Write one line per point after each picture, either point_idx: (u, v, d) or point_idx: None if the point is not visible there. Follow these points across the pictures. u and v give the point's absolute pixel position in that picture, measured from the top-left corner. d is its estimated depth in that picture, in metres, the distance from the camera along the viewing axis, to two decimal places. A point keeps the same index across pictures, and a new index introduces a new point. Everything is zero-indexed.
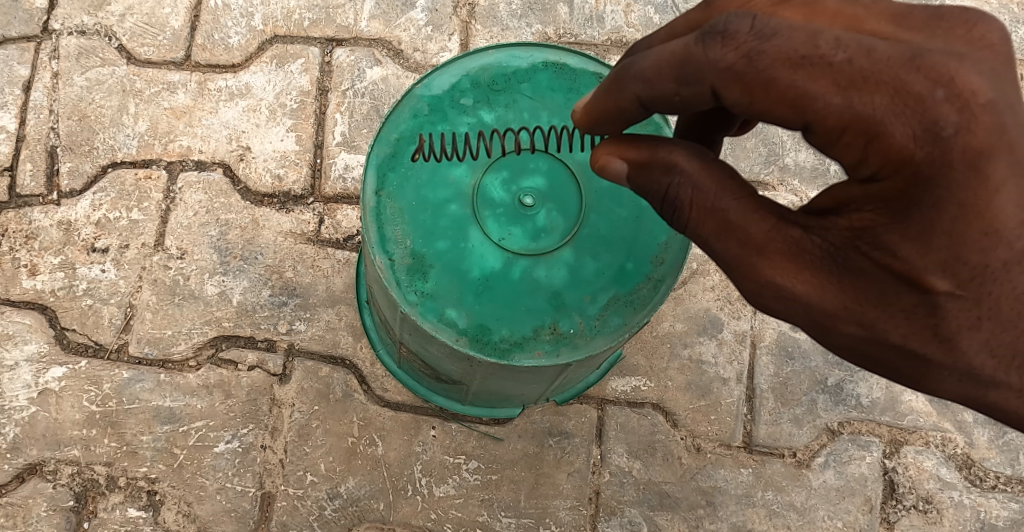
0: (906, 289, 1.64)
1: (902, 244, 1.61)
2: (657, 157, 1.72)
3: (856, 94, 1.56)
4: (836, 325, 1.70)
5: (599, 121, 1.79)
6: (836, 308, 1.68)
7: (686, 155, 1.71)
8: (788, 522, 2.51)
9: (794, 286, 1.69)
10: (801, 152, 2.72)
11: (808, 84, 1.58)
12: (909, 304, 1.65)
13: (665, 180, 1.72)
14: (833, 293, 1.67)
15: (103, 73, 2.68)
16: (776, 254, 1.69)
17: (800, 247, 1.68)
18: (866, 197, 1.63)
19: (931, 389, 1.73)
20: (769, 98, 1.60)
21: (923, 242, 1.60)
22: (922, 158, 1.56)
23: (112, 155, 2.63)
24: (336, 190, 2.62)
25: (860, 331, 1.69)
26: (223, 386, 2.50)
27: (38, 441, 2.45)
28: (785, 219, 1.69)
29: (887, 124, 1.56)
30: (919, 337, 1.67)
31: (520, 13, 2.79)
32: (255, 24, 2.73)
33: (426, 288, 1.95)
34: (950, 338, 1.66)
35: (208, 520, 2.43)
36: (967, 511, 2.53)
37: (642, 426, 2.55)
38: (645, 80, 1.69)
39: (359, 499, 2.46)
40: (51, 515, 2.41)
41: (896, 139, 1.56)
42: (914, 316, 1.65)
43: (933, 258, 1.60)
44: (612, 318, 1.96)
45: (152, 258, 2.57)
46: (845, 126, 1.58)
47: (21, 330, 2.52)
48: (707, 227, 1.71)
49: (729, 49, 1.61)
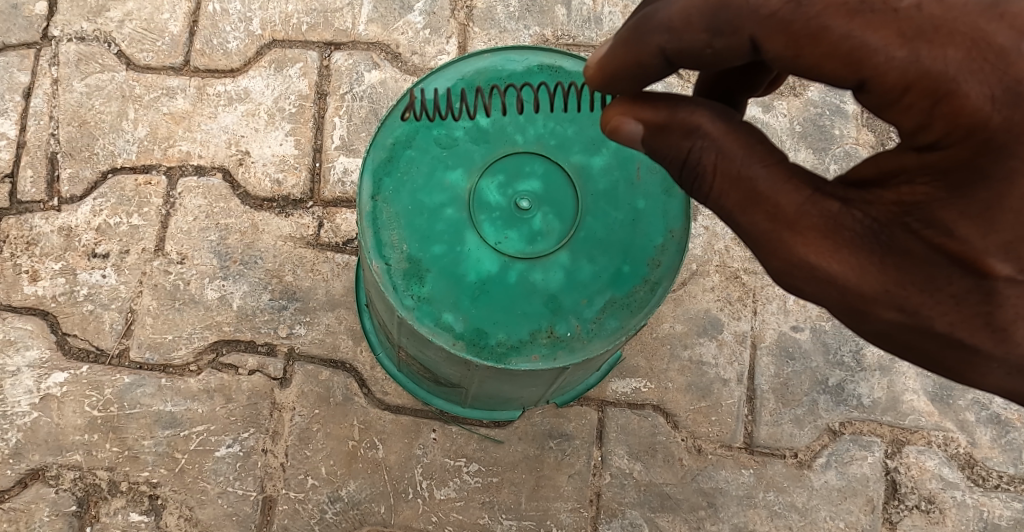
0: (959, 272, 1.64)
1: (961, 221, 1.61)
2: (676, 119, 1.70)
3: (923, 46, 1.55)
4: (875, 309, 1.69)
5: (614, 78, 1.75)
6: (875, 291, 1.67)
7: (709, 116, 1.69)
8: (789, 523, 2.51)
9: (830, 267, 1.68)
10: (800, 152, 2.72)
11: (866, 34, 1.56)
12: (960, 289, 1.65)
13: (687, 144, 1.70)
14: (873, 274, 1.66)
15: (103, 79, 2.69)
16: (809, 230, 1.67)
17: (837, 223, 1.67)
18: (921, 167, 1.62)
19: (974, 381, 1.73)
20: (818, 50, 1.59)
21: (984, 222, 1.60)
22: (998, 123, 1.55)
23: (112, 161, 2.63)
24: (336, 194, 2.63)
25: (901, 317, 1.69)
26: (223, 390, 2.51)
27: (40, 447, 2.46)
28: (820, 192, 1.68)
29: (959, 82, 1.54)
30: (968, 325, 1.66)
31: (517, 15, 2.79)
32: (253, 29, 2.74)
33: (423, 293, 1.95)
34: (1003, 328, 1.65)
35: (209, 524, 2.44)
36: (970, 511, 2.53)
37: (642, 428, 2.55)
38: (673, 30, 1.67)
39: (359, 503, 2.46)
40: (54, 520, 2.42)
41: (971, 100, 1.54)
42: (965, 303, 1.65)
43: (995, 240, 1.60)
44: (609, 321, 1.96)
45: (153, 262, 2.58)
46: (909, 84, 1.56)
47: (23, 336, 2.52)
48: (732, 198, 1.70)
49: None
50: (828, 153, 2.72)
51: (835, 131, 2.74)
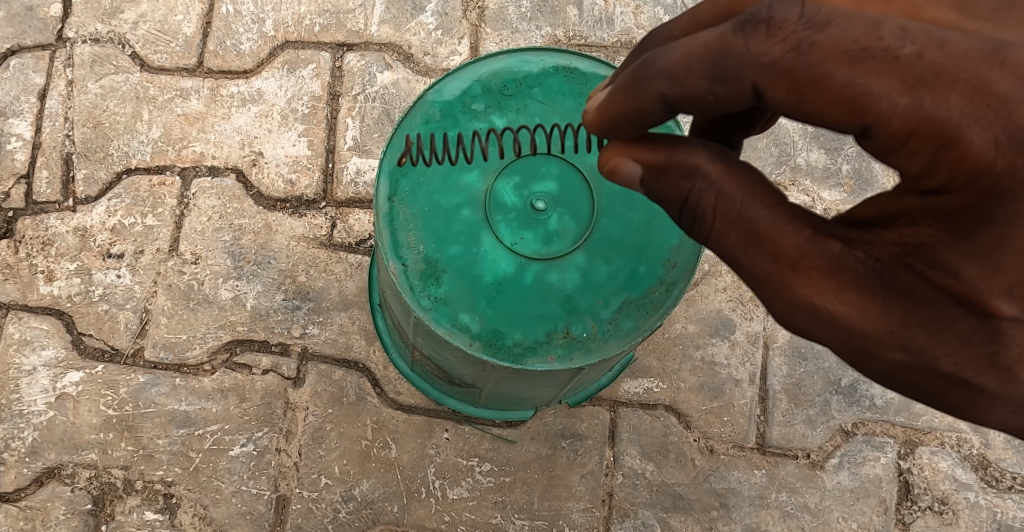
0: (964, 313, 1.61)
1: (965, 264, 1.58)
2: (674, 160, 1.70)
3: (925, 93, 1.52)
4: (879, 350, 1.66)
5: (615, 123, 1.73)
6: (880, 332, 1.64)
7: (708, 157, 1.68)
8: (802, 524, 2.51)
9: (834, 308, 1.66)
10: (813, 152, 2.72)
11: (869, 81, 1.53)
12: (965, 330, 1.61)
13: (685, 185, 1.69)
14: (877, 315, 1.64)
15: (117, 81, 2.70)
16: (812, 270, 1.66)
17: (840, 264, 1.65)
18: (924, 210, 1.60)
19: (977, 419, 1.69)
20: (821, 97, 1.56)
21: (989, 263, 1.57)
22: (1002, 169, 1.52)
23: (127, 162, 2.65)
24: (348, 195, 2.64)
25: (905, 357, 1.66)
26: (237, 390, 2.52)
27: (57, 445, 2.48)
28: (822, 232, 1.67)
29: (962, 128, 1.52)
30: (974, 366, 1.63)
31: (529, 16, 2.79)
32: (267, 30, 2.75)
33: (439, 293, 1.95)
34: (1008, 368, 1.62)
35: (223, 523, 2.45)
36: (984, 512, 2.52)
37: (655, 428, 2.55)
38: (673, 77, 1.64)
39: (373, 502, 2.47)
40: (70, 518, 2.44)
41: (974, 146, 1.52)
42: (969, 343, 1.62)
43: (999, 281, 1.57)
44: (624, 322, 1.96)
45: (167, 263, 2.59)
46: (912, 129, 1.54)
47: (39, 336, 2.54)
48: (733, 239, 1.68)
49: (776, 42, 1.56)
50: (842, 153, 2.72)
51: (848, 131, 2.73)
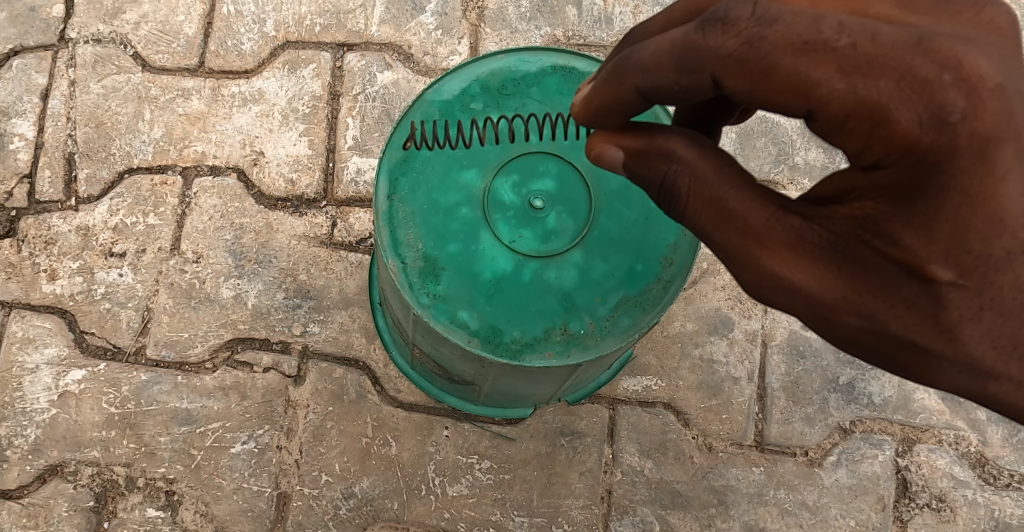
0: (908, 278, 1.60)
1: (905, 231, 1.59)
2: (654, 146, 1.71)
3: (859, 79, 1.54)
4: (836, 316, 1.66)
5: (598, 113, 1.74)
6: (835, 298, 1.65)
7: (684, 142, 1.70)
8: (800, 521, 2.52)
9: (795, 277, 1.66)
10: (811, 151, 2.73)
11: (811, 70, 1.55)
12: (910, 294, 1.61)
13: (663, 168, 1.70)
14: (832, 282, 1.64)
15: (119, 81, 2.72)
16: (774, 242, 1.66)
17: (800, 236, 1.66)
18: (869, 185, 1.62)
19: (930, 382, 1.68)
20: (769, 85, 1.58)
21: (926, 230, 1.57)
22: (928, 144, 1.53)
23: (129, 161, 2.67)
24: (349, 194, 2.66)
25: (860, 322, 1.65)
26: (239, 387, 2.54)
27: (59, 443, 2.49)
28: (783, 206, 1.67)
29: (890, 109, 1.53)
30: (919, 329, 1.63)
31: (528, 16, 2.80)
32: (267, 30, 2.77)
33: (438, 290, 1.97)
34: (951, 329, 1.61)
35: (225, 520, 2.47)
36: (981, 509, 2.53)
37: (654, 425, 2.57)
38: (647, 71, 1.66)
39: (373, 499, 2.49)
40: (72, 515, 2.46)
41: (901, 125, 1.53)
42: (915, 307, 1.62)
43: (936, 247, 1.57)
44: (622, 319, 1.98)
45: (169, 262, 2.61)
46: (849, 113, 1.55)
47: (41, 334, 2.56)
48: (706, 216, 1.69)
49: (730, 36, 1.58)
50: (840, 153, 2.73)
51: None
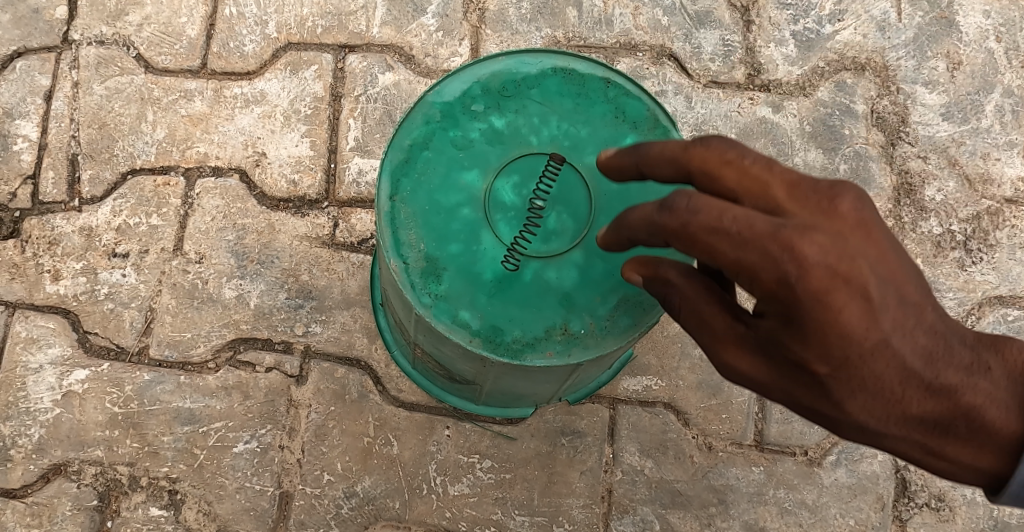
0: (798, 368, 1.74)
1: (783, 332, 1.71)
2: (656, 270, 1.84)
3: (697, 252, 1.69)
4: (769, 394, 1.82)
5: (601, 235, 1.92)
6: (764, 382, 1.80)
7: (677, 268, 1.82)
8: (799, 520, 2.53)
9: (737, 366, 1.81)
10: (810, 152, 2.75)
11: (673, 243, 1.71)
12: (807, 381, 1.75)
13: (661, 291, 1.84)
14: (759, 369, 1.79)
15: (122, 82, 2.73)
16: (716, 343, 1.80)
17: (729, 335, 1.79)
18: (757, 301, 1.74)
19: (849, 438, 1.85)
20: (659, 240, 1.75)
21: (795, 330, 1.69)
22: (755, 265, 1.65)
23: (132, 162, 2.68)
24: (350, 195, 2.67)
25: (788, 401, 1.81)
26: (241, 387, 2.55)
27: (63, 443, 2.51)
28: (723, 305, 1.80)
29: (715, 253, 1.66)
30: (822, 405, 1.77)
31: (529, 17, 2.81)
32: (269, 32, 2.78)
33: (440, 290, 1.98)
34: (842, 406, 1.76)
35: (227, 519, 2.49)
36: (980, 508, 2.54)
37: (654, 425, 2.58)
38: (617, 227, 1.83)
39: (375, 498, 2.51)
40: (76, 514, 2.48)
41: (727, 258, 1.66)
42: (812, 389, 1.76)
43: (807, 348, 1.69)
44: (622, 318, 1.99)
45: (172, 262, 2.62)
46: (691, 247, 1.69)
47: (45, 334, 2.58)
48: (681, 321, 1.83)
49: (641, 219, 1.77)
50: (839, 153, 2.75)
51: (844, 131, 2.76)
